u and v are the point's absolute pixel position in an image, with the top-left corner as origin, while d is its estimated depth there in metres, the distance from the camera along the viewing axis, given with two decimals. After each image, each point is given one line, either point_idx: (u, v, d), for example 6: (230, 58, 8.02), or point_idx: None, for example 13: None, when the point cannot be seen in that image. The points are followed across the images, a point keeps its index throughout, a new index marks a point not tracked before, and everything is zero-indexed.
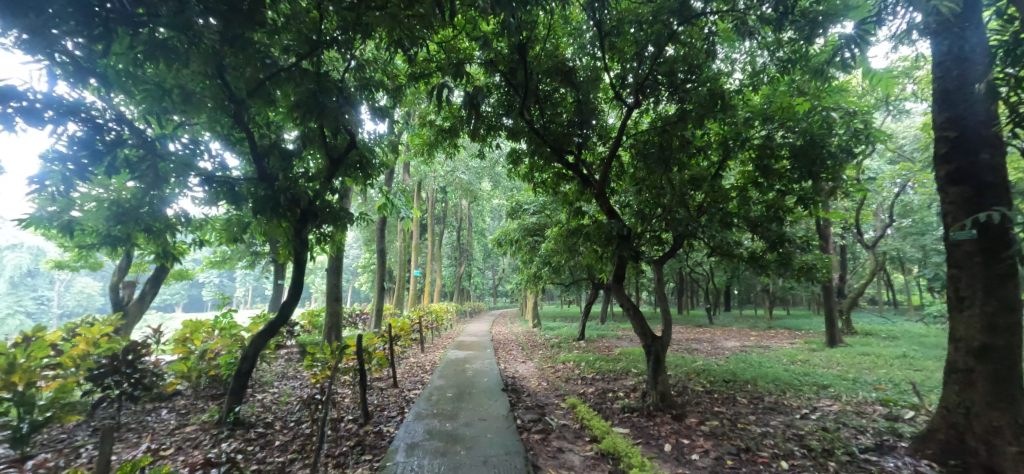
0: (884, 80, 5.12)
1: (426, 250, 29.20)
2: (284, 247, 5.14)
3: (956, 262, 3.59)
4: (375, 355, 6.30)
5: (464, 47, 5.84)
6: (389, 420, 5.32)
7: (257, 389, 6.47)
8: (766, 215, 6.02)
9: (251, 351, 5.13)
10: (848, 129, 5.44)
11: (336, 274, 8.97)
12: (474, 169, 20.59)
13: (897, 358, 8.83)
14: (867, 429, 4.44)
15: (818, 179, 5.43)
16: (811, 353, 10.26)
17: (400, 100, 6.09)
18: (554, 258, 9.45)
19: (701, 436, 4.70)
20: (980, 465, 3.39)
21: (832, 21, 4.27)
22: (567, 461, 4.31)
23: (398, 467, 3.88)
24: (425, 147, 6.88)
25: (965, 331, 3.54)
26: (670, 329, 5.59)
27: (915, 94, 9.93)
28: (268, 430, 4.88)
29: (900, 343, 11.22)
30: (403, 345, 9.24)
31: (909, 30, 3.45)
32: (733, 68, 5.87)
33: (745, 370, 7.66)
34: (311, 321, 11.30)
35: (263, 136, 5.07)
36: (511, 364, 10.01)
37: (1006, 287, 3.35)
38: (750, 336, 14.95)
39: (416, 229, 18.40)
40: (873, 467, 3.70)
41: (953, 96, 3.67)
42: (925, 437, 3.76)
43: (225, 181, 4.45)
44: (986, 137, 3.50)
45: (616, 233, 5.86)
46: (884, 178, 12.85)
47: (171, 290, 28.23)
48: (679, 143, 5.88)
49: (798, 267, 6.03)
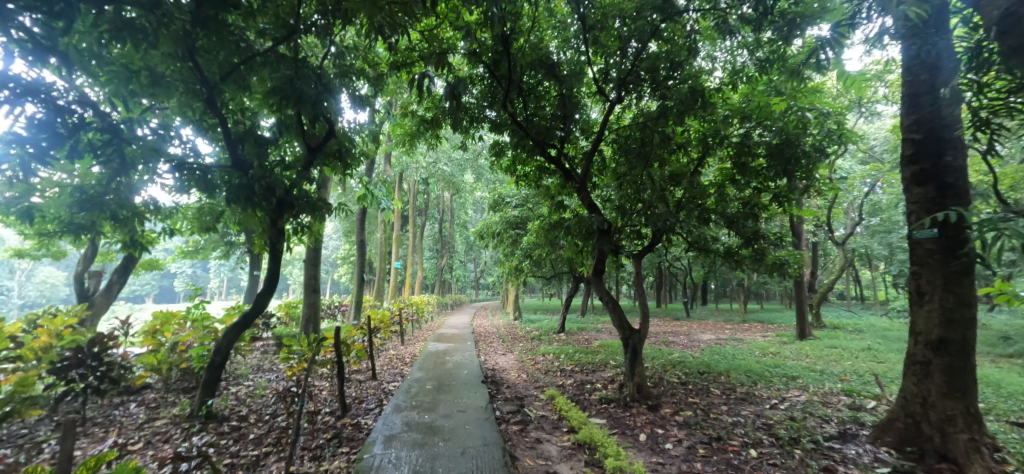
0: (857, 83, 5.27)
1: (407, 242, 28.96)
2: (260, 238, 5.02)
3: (918, 259, 3.74)
4: (352, 347, 6.08)
5: (448, 37, 5.75)
6: (367, 413, 5.29)
7: (231, 381, 6.35)
8: (743, 212, 6.15)
9: (223, 343, 5.00)
10: (822, 129, 5.59)
11: (314, 265, 8.83)
12: (457, 161, 20.41)
13: (863, 350, 9.21)
14: (832, 418, 4.63)
15: (792, 177, 5.62)
16: (782, 345, 10.60)
17: (381, 89, 5.99)
18: (535, 251, 9.52)
19: (675, 426, 4.81)
20: (934, 452, 3.56)
21: (810, 23, 4.35)
22: (544, 451, 4.37)
23: (376, 460, 3.85)
24: (407, 137, 6.80)
25: (924, 325, 3.69)
26: (648, 323, 5.69)
27: (887, 97, 10.26)
28: (242, 424, 4.81)
29: (866, 336, 11.69)
30: (383, 337, 9.18)
31: (881, 34, 3.50)
32: (713, 65, 5.95)
33: (719, 362, 7.85)
34: (287, 312, 11.10)
35: (237, 123, 4.90)
36: (491, 356, 10.04)
37: (962, 282, 3.51)
38: (725, 329, 15.35)
39: (397, 221, 18.22)
40: (835, 455, 3.85)
41: (920, 99, 3.81)
42: (884, 426, 3.94)
43: (196, 168, 4.30)
44: (950, 140, 3.64)
45: (596, 228, 5.90)
46: (855, 177, 13.31)
47: (141, 282, 27.31)
48: (660, 139, 5.93)
49: (770, 262, 6.21)
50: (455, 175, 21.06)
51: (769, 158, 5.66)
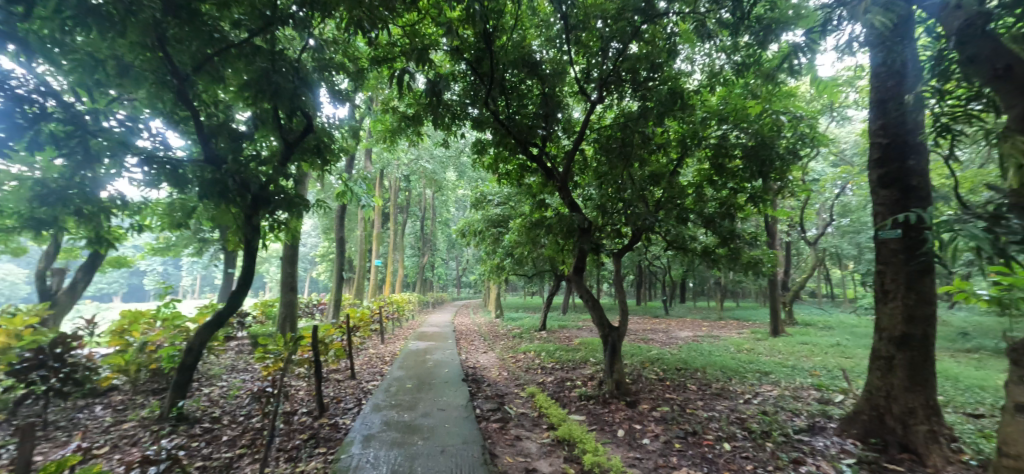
0: (829, 88, 5.43)
1: (388, 239, 28.65)
2: (234, 235, 4.89)
3: (882, 258, 3.88)
4: (330, 346, 5.97)
5: (430, 33, 5.69)
6: (345, 412, 5.22)
7: (204, 381, 6.19)
8: (719, 211, 6.28)
9: (195, 343, 4.86)
10: (795, 132, 5.75)
11: (292, 263, 8.66)
12: (439, 158, 20.28)
13: (833, 346, 9.53)
14: (802, 412, 4.78)
15: (767, 178, 5.77)
16: (757, 342, 10.90)
17: (361, 84, 5.91)
18: (517, 249, 9.56)
19: (653, 421, 4.90)
20: (896, 443, 3.72)
21: (783, 29, 4.48)
22: (524, 448, 4.39)
23: (354, 460, 3.80)
24: (387, 133, 6.74)
25: (888, 322, 3.84)
26: (627, 320, 5.77)
27: (857, 102, 10.65)
28: (214, 425, 4.69)
29: (835, 333, 12.10)
30: (362, 336, 9.09)
31: (849, 43, 3.57)
32: (692, 68, 6.07)
33: (696, 359, 8.01)
34: (263, 311, 10.84)
35: (210, 116, 4.75)
36: (472, 355, 10.01)
37: (923, 281, 3.66)
38: (702, 327, 15.69)
39: (378, 218, 18.01)
40: (805, 447, 3.97)
41: (888, 104, 3.95)
42: (851, 418, 4.09)
43: (167, 162, 4.17)
44: (914, 145, 3.80)
45: (577, 226, 5.93)
46: (827, 179, 13.76)
47: (109, 280, 26.32)
48: (640, 139, 6.01)
49: (745, 261, 6.36)
50: (437, 173, 20.93)
51: (745, 160, 5.79)
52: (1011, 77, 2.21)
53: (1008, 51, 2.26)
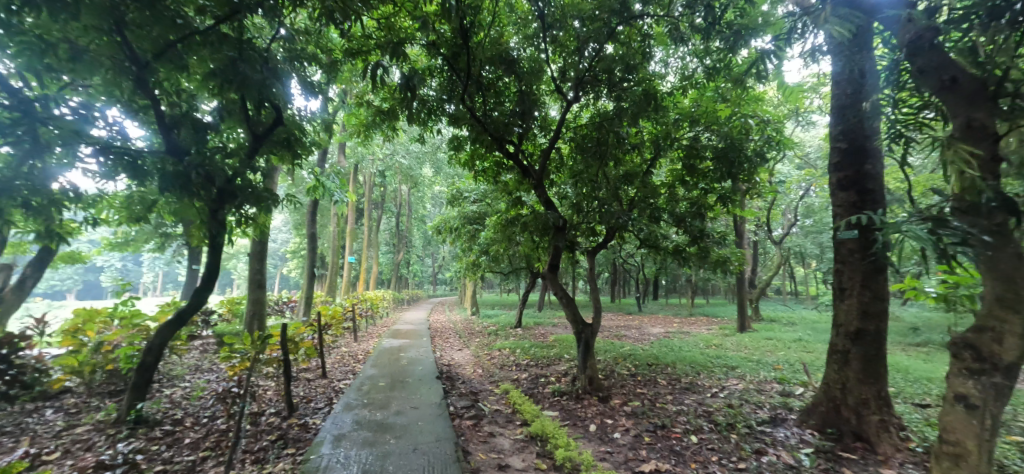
0: (794, 94, 5.65)
1: (362, 236, 28.17)
2: (198, 229, 4.72)
3: (841, 257, 4.06)
4: (301, 345, 5.81)
5: (406, 27, 5.60)
6: (315, 412, 5.12)
7: (165, 383, 5.95)
8: (690, 211, 6.43)
9: (156, 343, 4.67)
10: (762, 135, 5.96)
11: (261, 259, 8.41)
12: (415, 154, 20.08)
13: (795, 341, 9.94)
14: (765, 405, 4.96)
15: (735, 179, 5.95)
16: (724, 337, 11.26)
17: (334, 76, 5.78)
18: (493, 246, 9.56)
19: (624, 416, 5.00)
20: (851, 432, 3.90)
21: (753, 35, 4.63)
22: (497, 445, 4.41)
23: (323, 460, 3.74)
24: (362, 127, 6.61)
25: (844, 318, 4.03)
26: (600, 317, 5.84)
27: (821, 108, 11.11)
28: (176, 428, 4.52)
29: (798, 328, 12.62)
30: (334, 334, 8.92)
31: (814, 50, 3.69)
32: (666, 70, 6.21)
33: (666, 354, 8.21)
34: (230, 309, 10.50)
35: (172, 105, 4.55)
36: (446, 352, 9.98)
37: (877, 279, 3.86)
38: (673, 323, 16.10)
39: (352, 214, 17.68)
40: (767, 438, 4.13)
41: (847, 111, 4.15)
42: (810, 410, 4.26)
43: (125, 153, 3.97)
44: (870, 151, 3.99)
45: (552, 224, 5.98)
46: (792, 181, 14.32)
47: (61, 276, 24.88)
48: (614, 139, 6.10)
49: (714, 259, 6.55)
50: (413, 169, 20.69)
51: (715, 161, 5.94)
52: (956, 89, 2.37)
53: (953, 63, 2.41)
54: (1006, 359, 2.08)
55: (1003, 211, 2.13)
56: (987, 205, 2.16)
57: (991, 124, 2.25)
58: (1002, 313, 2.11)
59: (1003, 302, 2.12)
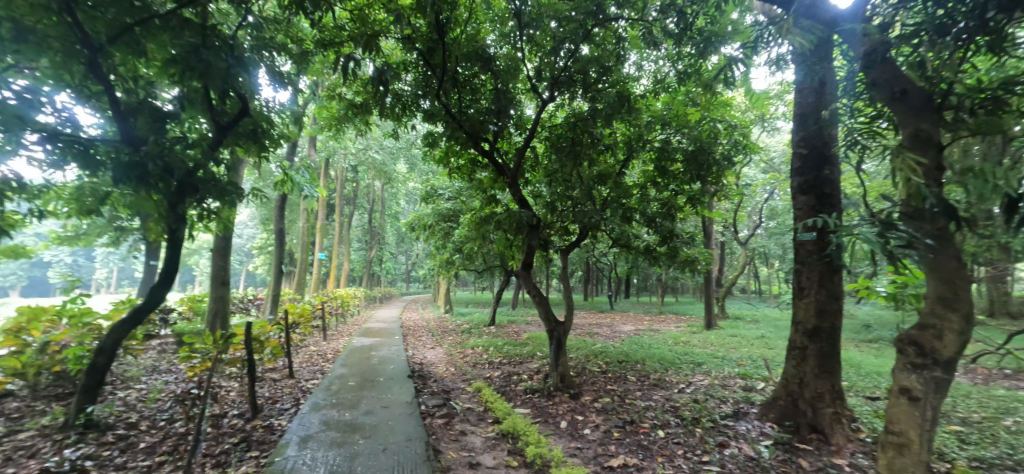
0: (760, 100, 5.86)
1: (333, 232, 27.52)
2: (156, 224, 4.51)
3: (800, 258, 4.24)
4: (267, 344, 5.63)
5: (381, 20, 5.49)
6: (281, 413, 4.99)
7: (118, 384, 5.66)
8: (661, 211, 6.58)
9: (108, 342, 4.44)
10: (730, 139, 6.15)
11: (224, 255, 8.10)
12: (389, 149, 19.77)
13: (758, 338, 10.33)
14: (728, 399, 5.14)
15: (704, 182, 6.12)
16: (692, 334, 11.61)
17: (305, 67, 5.62)
18: (467, 244, 9.52)
19: (594, 412, 5.08)
20: (807, 424, 4.08)
21: (722, 42, 4.78)
22: (468, 443, 4.41)
23: (289, 462, 3.65)
24: (333, 121, 6.47)
25: (803, 315, 4.21)
26: (572, 315, 5.91)
27: (785, 114, 11.56)
28: (130, 432, 4.32)
29: (761, 326, 13.12)
30: (302, 333, 8.70)
31: (779, 59, 3.83)
32: (640, 73, 6.33)
33: (636, 351, 8.39)
34: (190, 307, 10.08)
35: (128, 92, 4.32)
36: (419, 350, 9.90)
37: (833, 279, 4.05)
38: (644, 321, 16.43)
39: (322, 209, 17.25)
40: (729, 431, 4.27)
41: (808, 118, 4.33)
42: (769, 404, 4.44)
43: (75, 141, 3.83)
44: (827, 157, 4.19)
45: (526, 223, 6.01)
46: (757, 184, 14.87)
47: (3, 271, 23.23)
48: (589, 139, 6.18)
49: (683, 259, 6.72)
50: (386, 164, 20.37)
51: (685, 163, 6.09)
52: (906, 100, 2.50)
53: (902, 76, 2.55)
54: (945, 354, 2.23)
55: (945, 216, 2.27)
56: (931, 210, 2.29)
57: (936, 135, 2.40)
58: (942, 312, 2.25)
59: (943, 301, 2.27)
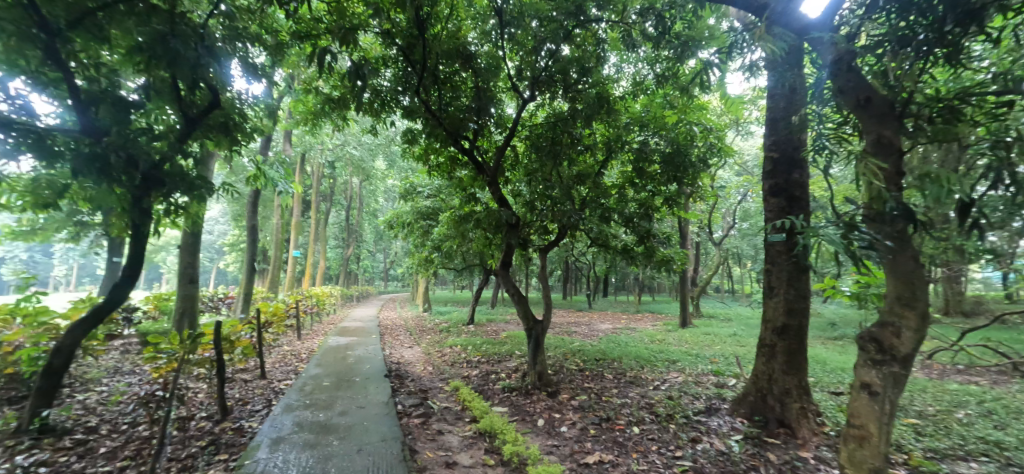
0: (735, 105, 6.00)
1: (308, 229, 26.94)
2: (119, 218, 4.32)
3: (771, 259, 4.37)
4: (238, 344, 5.45)
5: (360, 14, 5.40)
6: (252, 415, 4.87)
7: (77, 387, 5.41)
8: (639, 212, 6.66)
9: (65, 343, 4.23)
10: (705, 142, 6.27)
11: (193, 252, 7.83)
12: (368, 145, 19.47)
13: (731, 336, 10.60)
14: (701, 396, 5.26)
15: (681, 183, 6.23)
16: (667, 332, 11.82)
17: (279, 60, 5.48)
18: (447, 243, 9.48)
19: (571, 410, 5.12)
20: (775, 419, 4.21)
21: (699, 47, 4.88)
22: (445, 443, 4.39)
23: (259, 465, 3.56)
24: (309, 115, 6.34)
25: (772, 314, 4.34)
26: (550, 314, 5.94)
27: (758, 119, 11.89)
28: (89, 436, 4.14)
29: (734, 324, 13.48)
30: (275, 332, 8.50)
31: (753, 65, 3.93)
32: (619, 75, 6.42)
33: (613, 349, 8.50)
34: (157, 306, 9.72)
35: (89, 80, 4.11)
36: (396, 349, 9.78)
37: (801, 278, 4.19)
38: (621, 320, 16.67)
39: (297, 206, 16.87)
40: (701, 427, 4.38)
41: (778, 123, 4.47)
42: (740, 399, 4.56)
43: (32, 130, 3.61)
44: (796, 161, 4.33)
45: (505, 221, 6.01)
46: (732, 187, 15.25)
47: None
48: (568, 139, 6.21)
49: (659, 259, 6.77)
50: (364, 161, 20.07)
51: (663, 165, 6.17)
52: (869, 108, 2.59)
53: (867, 85, 2.63)
54: (903, 351, 2.33)
55: (904, 220, 2.37)
56: (890, 213, 2.39)
57: (896, 141, 2.50)
58: (901, 311, 2.35)
59: (902, 300, 2.36)
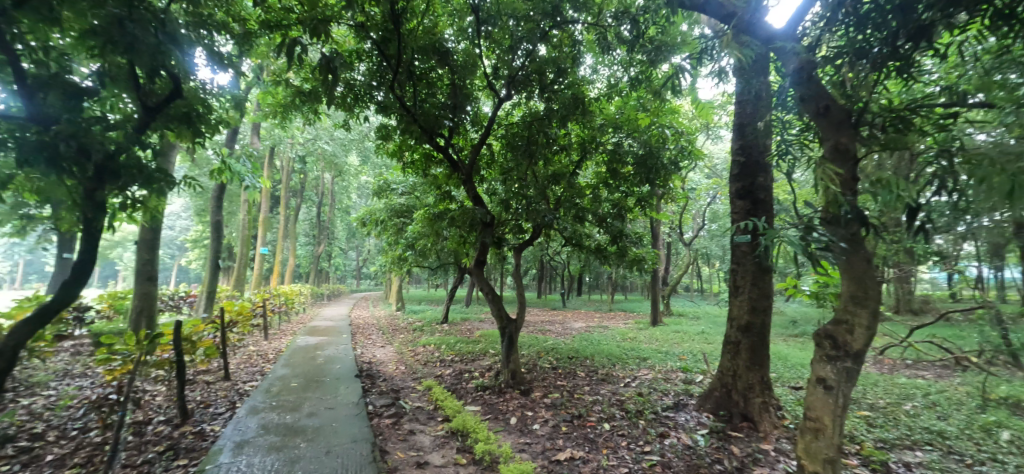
0: (706, 109, 6.15)
1: (276, 226, 26.14)
2: (70, 213, 4.10)
3: (737, 259, 4.51)
4: (200, 344, 5.23)
5: (332, 5, 5.26)
6: (214, 418, 4.69)
7: (22, 391, 5.09)
8: (612, 212, 6.75)
9: (7, 345, 3.95)
10: (676, 145, 6.40)
11: (152, 248, 7.48)
12: (340, 140, 19.04)
13: (699, 334, 10.89)
14: (670, 392, 5.39)
15: (653, 184, 6.35)
16: (639, 331, 12.05)
17: (247, 49, 5.28)
18: (420, 241, 9.36)
19: (543, 408, 5.16)
20: (739, 413, 4.35)
21: (671, 51, 4.99)
22: (417, 443, 4.35)
23: (221, 470, 3.44)
24: (279, 108, 6.15)
25: (737, 312, 4.48)
26: (524, 313, 5.96)
27: (727, 123, 12.24)
28: (35, 443, 3.91)
29: (702, 322, 13.83)
30: (240, 332, 8.22)
31: (723, 71, 4.04)
32: (595, 76, 6.48)
33: (586, 347, 8.60)
34: (112, 305, 9.25)
35: (38, 65, 3.87)
36: (368, 349, 9.62)
37: (764, 278, 4.34)
38: (594, 318, 16.87)
39: (265, 201, 16.33)
40: (669, 422, 4.49)
41: (745, 128, 4.61)
42: (706, 395, 4.69)
43: None
44: (762, 165, 4.48)
45: (480, 220, 6.00)
46: (702, 189, 15.67)
47: None
48: (544, 139, 6.24)
49: (631, 258, 6.94)
50: (337, 157, 19.62)
51: (636, 167, 6.28)
52: (827, 116, 2.70)
53: (826, 94, 2.74)
54: (855, 347, 2.45)
55: (857, 223, 2.49)
56: (846, 217, 2.50)
57: (852, 148, 2.61)
58: (854, 309, 2.46)
59: (854, 299, 2.48)
